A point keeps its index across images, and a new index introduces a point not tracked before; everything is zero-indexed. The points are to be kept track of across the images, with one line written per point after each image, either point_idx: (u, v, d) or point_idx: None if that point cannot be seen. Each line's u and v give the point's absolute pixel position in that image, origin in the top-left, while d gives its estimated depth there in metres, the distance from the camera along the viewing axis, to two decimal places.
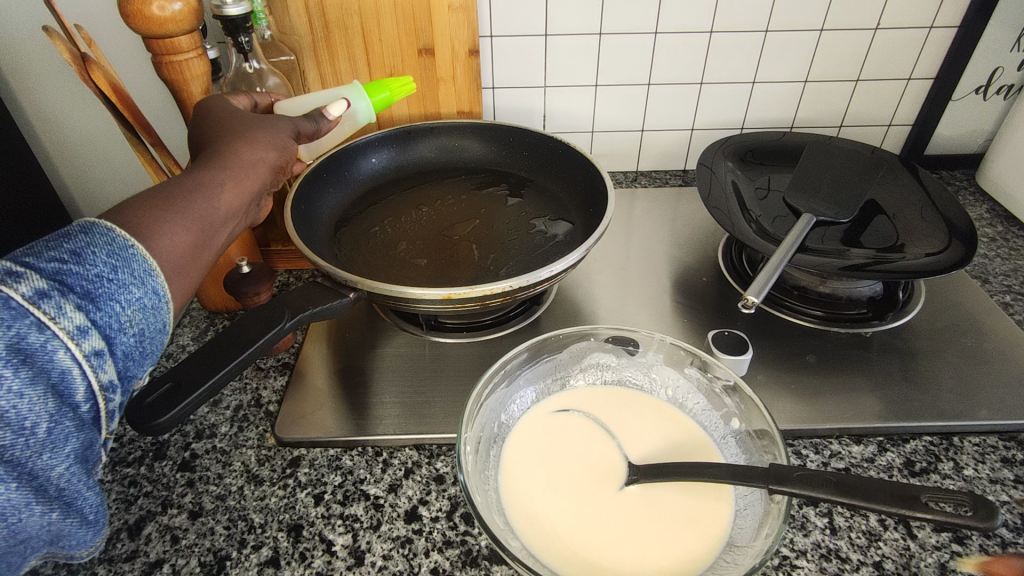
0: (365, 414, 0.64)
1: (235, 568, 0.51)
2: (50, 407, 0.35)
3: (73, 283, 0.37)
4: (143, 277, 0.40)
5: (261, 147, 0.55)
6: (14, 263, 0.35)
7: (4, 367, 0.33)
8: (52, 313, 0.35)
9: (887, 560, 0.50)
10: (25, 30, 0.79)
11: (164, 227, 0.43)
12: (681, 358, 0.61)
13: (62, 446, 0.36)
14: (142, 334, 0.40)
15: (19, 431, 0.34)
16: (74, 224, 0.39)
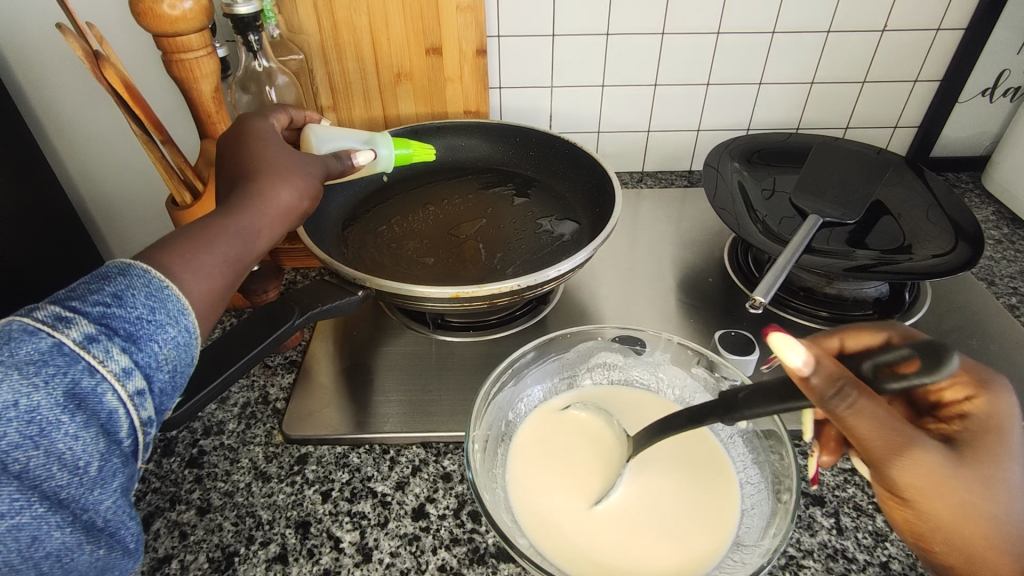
0: (372, 412, 0.64)
1: (244, 564, 0.51)
2: (100, 448, 0.36)
3: (118, 326, 0.37)
4: (179, 317, 0.39)
5: (295, 167, 0.53)
6: (62, 308, 0.36)
7: (61, 413, 0.34)
8: (100, 357, 0.36)
9: (894, 560, 0.50)
10: (36, 26, 0.80)
11: (194, 267, 0.42)
12: (688, 358, 0.61)
13: (110, 481, 0.37)
14: (181, 370, 0.40)
15: (74, 472, 0.35)
16: (111, 265, 0.39)
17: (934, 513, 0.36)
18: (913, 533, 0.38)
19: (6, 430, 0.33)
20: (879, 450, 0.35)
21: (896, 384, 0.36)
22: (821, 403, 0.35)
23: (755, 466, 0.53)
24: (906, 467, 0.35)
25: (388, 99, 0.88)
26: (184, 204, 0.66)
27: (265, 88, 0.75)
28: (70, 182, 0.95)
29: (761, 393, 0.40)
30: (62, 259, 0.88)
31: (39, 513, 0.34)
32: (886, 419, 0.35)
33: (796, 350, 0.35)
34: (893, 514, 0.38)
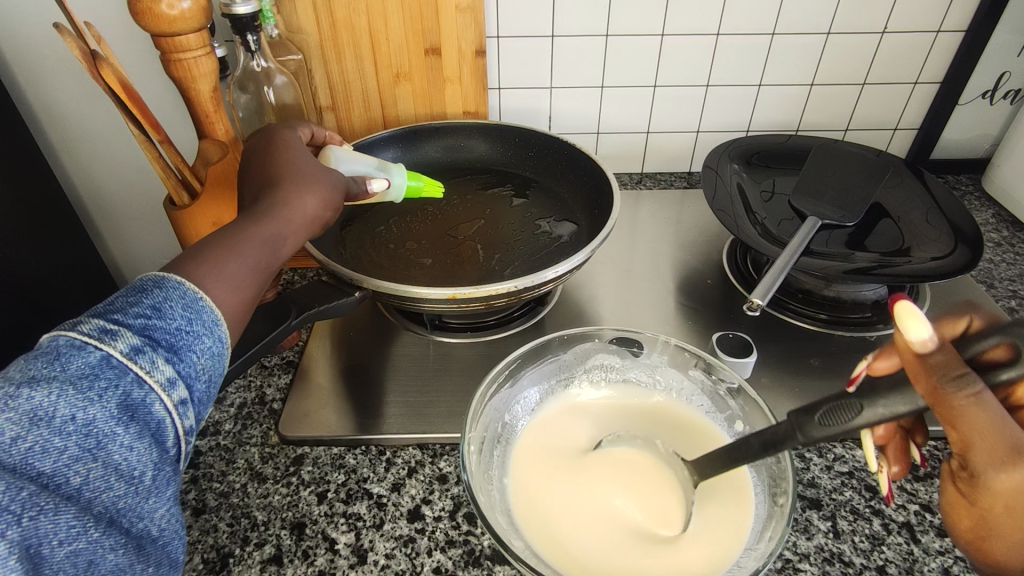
0: (368, 412, 0.64)
1: (238, 565, 0.51)
2: (153, 457, 0.36)
3: (161, 337, 0.37)
4: (213, 327, 0.40)
5: (321, 178, 0.54)
6: (106, 321, 0.36)
7: (116, 424, 0.35)
8: (147, 368, 0.36)
9: (891, 564, 0.50)
10: (35, 26, 0.80)
11: (222, 274, 0.42)
12: (685, 360, 0.61)
13: (163, 490, 0.37)
14: (216, 380, 0.40)
15: (130, 483, 0.35)
16: (146, 277, 0.39)
17: (1020, 535, 0.29)
18: (979, 546, 0.31)
19: (65, 445, 0.33)
20: (981, 455, 0.29)
21: (1004, 375, 0.29)
22: (936, 383, 0.29)
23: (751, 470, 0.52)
24: (1017, 481, 0.28)
25: (387, 100, 0.88)
26: (181, 204, 0.66)
27: (263, 88, 0.75)
28: (68, 180, 0.94)
29: (843, 403, 0.35)
30: (60, 257, 0.88)
31: (94, 537, 0.34)
32: (1006, 421, 0.28)
33: (922, 323, 0.30)
34: (958, 520, 0.31)
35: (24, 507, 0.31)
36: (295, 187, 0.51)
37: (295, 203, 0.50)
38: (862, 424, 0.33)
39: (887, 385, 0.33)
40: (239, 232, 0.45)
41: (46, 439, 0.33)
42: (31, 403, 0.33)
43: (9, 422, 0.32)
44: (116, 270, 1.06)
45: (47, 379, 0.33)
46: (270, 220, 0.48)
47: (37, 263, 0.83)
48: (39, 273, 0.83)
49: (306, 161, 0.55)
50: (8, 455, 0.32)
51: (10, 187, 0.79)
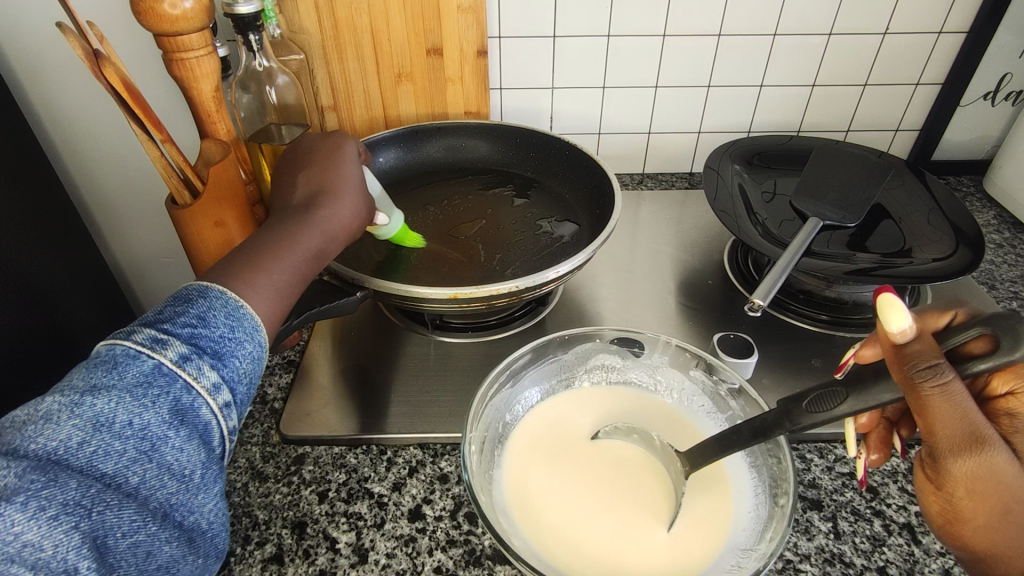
0: (369, 412, 0.64)
1: (239, 564, 0.51)
2: (202, 457, 0.39)
3: (206, 344, 0.40)
4: (253, 333, 0.43)
5: (361, 188, 0.57)
6: (158, 331, 0.40)
7: (169, 428, 0.38)
8: (193, 374, 0.39)
9: (891, 565, 0.50)
10: (37, 25, 0.80)
11: (274, 286, 0.46)
12: (686, 360, 0.61)
13: (211, 486, 0.40)
14: (254, 381, 0.44)
15: (182, 480, 0.39)
16: (191, 288, 0.43)
17: (978, 514, 0.37)
18: (947, 522, 0.39)
19: (124, 448, 0.37)
20: (944, 441, 0.36)
21: (976, 366, 0.34)
22: (907, 373, 0.35)
23: (751, 469, 0.53)
24: (970, 465, 0.35)
25: (388, 99, 0.88)
26: (183, 204, 0.66)
27: (265, 88, 0.75)
28: (69, 179, 0.94)
29: (830, 391, 0.39)
30: (62, 256, 0.88)
31: (152, 531, 0.37)
32: (967, 412, 0.35)
33: (904, 315, 0.35)
34: (930, 505, 0.39)
35: (93, 502, 0.35)
36: (341, 197, 0.54)
37: (342, 215, 0.54)
38: (846, 411, 0.37)
39: (871, 376, 0.37)
40: (287, 240, 0.49)
41: (107, 443, 0.36)
42: (94, 410, 0.36)
43: (76, 428, 0.35)
44: (118, 269, 1.06)
45: (107, 388, 0.37)
46: (318, 230, 0.52)
47: (39, 261, 0.83)
48: (42, 271, 0.83)
49: (356, 169, 0.58)
50: (76, 458, 0.35)
51: (12, 185, 0.79)
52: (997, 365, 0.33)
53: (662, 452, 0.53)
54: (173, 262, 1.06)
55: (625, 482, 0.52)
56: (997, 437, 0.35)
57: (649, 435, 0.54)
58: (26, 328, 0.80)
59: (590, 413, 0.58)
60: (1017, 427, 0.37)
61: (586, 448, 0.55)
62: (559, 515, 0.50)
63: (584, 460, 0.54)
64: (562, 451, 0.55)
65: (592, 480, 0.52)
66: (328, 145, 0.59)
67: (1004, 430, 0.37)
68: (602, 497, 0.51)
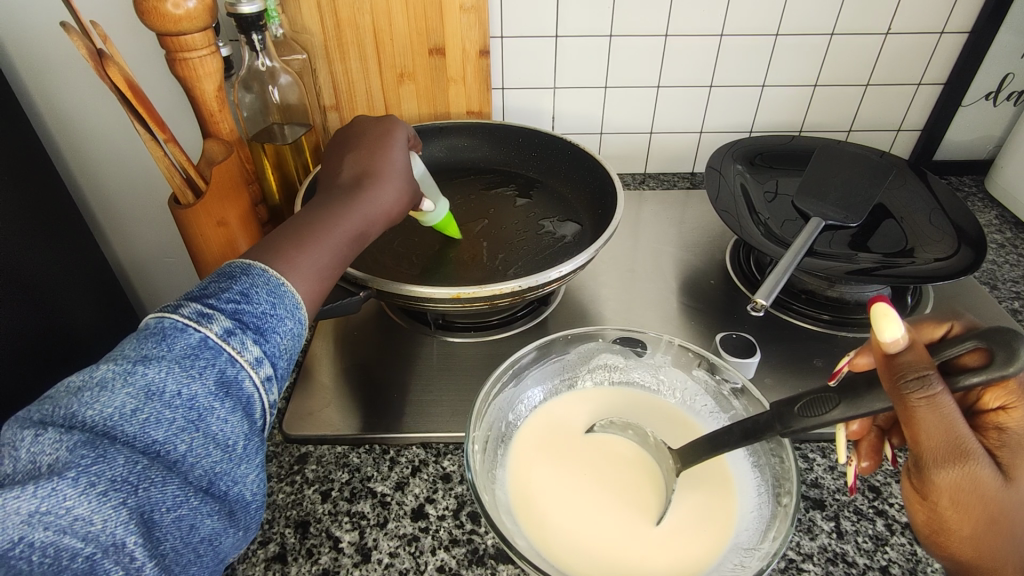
0: (371, 412, 0.64)
1: (242, 563, 0.51)
2: (244, 429, 0.40)
3: (249, 319, 0.41)
4: (294, 310, 0.43)
5: (404, 179, 0.58)
6: (202, 305, 0.40)
7: (214, 400, 0.39)
8: (237, 348, 0.40)
9: (894, 565, 0.50)
10: (40, 24, 0.80)
11: (314, 268, 0.46)
12: (689, 360, 0.61)
13: (254, 458, 0.41)
14: (295, 357, 0.44)
15: (225, 451, 0.39)
16: (233, 265, 0.43)
17: (961, 524, 0.37)
18: (932, 531, 0.39)
19: (174, 416, 0.37)
20: (928, 454, 0.36)
21: (968, 380, 0.34)
22: (896, 383, 0.34)
23: (752, 469, 0.53)
24: (954, 475, 0.36)
25: (391, 99, 0.88)
26: (186, 203, 0.66)
27: (267, 88, 0.75)
28: (72, 178, 0.94)
29: (822, 397, 0.39)
30: (64, 256, 0.88)
31: (194, 504, 0.38)
32: (952, 424, 0.35)
33: (896, 324, 0.35)
34: (915, 514, 0.40)
35: (139, 477, 0.36)
36: (384, 185, 0.55)
37: (384, 197, 0.54)
38: (838, 418, 0.37)
39: (864, 384, 0.37)
40: (331, 224, 0.50)
41: (158, 412, 0.37)
42: (145, 379, 0.37)
43: (129, 397, 0.36)
44: (119, 269, 1.06)
45: (158, 358, 0.38)
46: (361, 212, 0.52)
47: (42, 260, 0.83)
48: (45, 270, 0.83)
49: (401, 160, 0.59)
50: (128, 427, 0.36)
51: (15, 184, 0.79)
52: (989, 378, 0.33)
53: (656, 449, 0.54)
54: (174, 261, 1.06)
55: (619, 478, 0.52)
56: (980, 450, 0.36)
57: (642, 429, 0.55)
58: (28, 328, 0.80)
59: (585, 410, 0.59)
60: (1003, 441, 0.38)
61: (581, 445, 0.55)
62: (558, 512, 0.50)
63: (582, 455, 0.54)
64: (559, 448, 0.55)
65: (588, 478, 0.52)
66: (377, 132, 0.60)
67: (990, 444, 0.38)
68: (599, 493, 0.51)
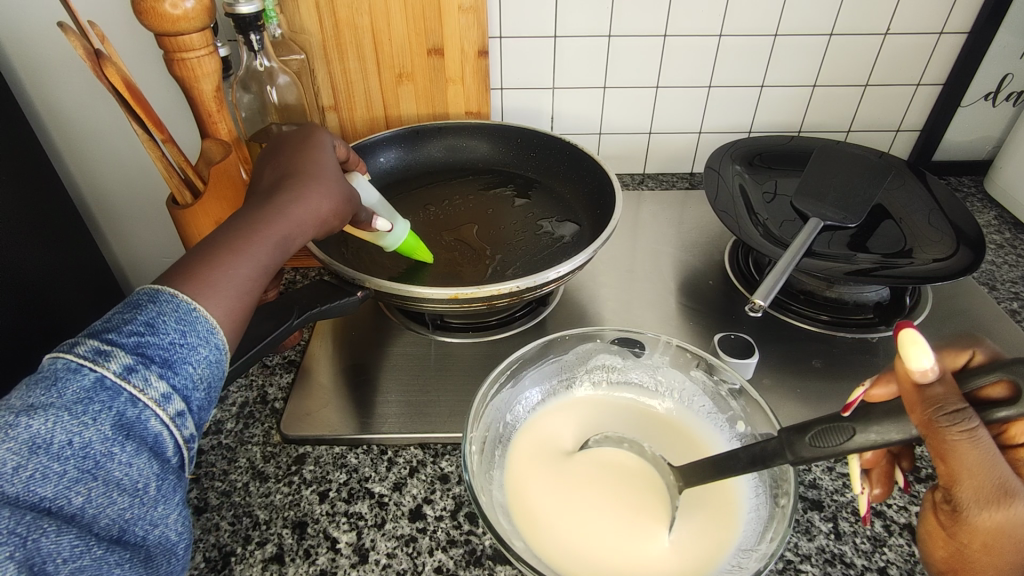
0: (368, 412, 0.64)
1: (240, 564, 0.51)
2: (155, 470, 0.38)
3: (154, 353, 0.39)
4: (209, 337, 0.41)
5: (335, 182, 0.56)
6: (101, 341, 0.38)
7: (113, 444, 0.37)
8: (140, 386, 0.38)
9: (892, 565, 0.50)
10: (40, 27, 0.80)
11: (233, 283, 0.44)
12: (686, 360, 0.61)
13: (171, 497, 0.39)
14: (214, 386, 0.42)
15: (134, 495, 0.37)
16: (140, 292, 0.41)
17: (989, 567, 0.34)
18: (952, 567, 0.36)
19: (64, 468, 0.35)
20: (968, 492, 0.33)
21: (1000, 414, 0.32)
22: (931, 415, 0.32)
23: None
24: (995, 519, 0.33)
25: (389, 99, 0.88)
26: (184, 204, 0.66)
27: (266, 88, 0.75)
28: (71, 179, 0.95)
29: (834, 426, 0.36)
30: (63, 256, 0.88)
31: (99, 554, 0.36)
32: (996, 463, 0.32)
33: (924, 353, 0.33)
34: (936, 549, 0.36)
35: (29, 530, 0.33)
36: (315, 189, 0.54)
37: (311, 205, 0.52)
38: (851, 448, 0.35)
39: (880, 412, 0.34)
40: (258, 232, 0.48)
41: (45, 465, 0.35)
42: (29, 431, 0.35)
43: (10, 452, 0.34)
44: (118, 269, 1.06)
45: (44, 407, 0.35)
46: (284, 221, 0.50)
47: (41, 260, 0.83)
48: (42, 271, 0.83)
49: (331, 164, 0.58)
50: (11, 484, 0.34)
51: (13, 185, 0.79)
52: (1020, 412, 0.31)
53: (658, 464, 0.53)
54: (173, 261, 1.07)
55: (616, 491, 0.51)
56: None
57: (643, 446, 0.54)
58: (28, 328, 0.80)
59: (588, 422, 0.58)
60: None
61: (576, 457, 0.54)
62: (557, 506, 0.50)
63: (585, 469, 0.53)
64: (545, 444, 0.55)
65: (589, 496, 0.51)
66: (298, 139, 0.59)
67: None
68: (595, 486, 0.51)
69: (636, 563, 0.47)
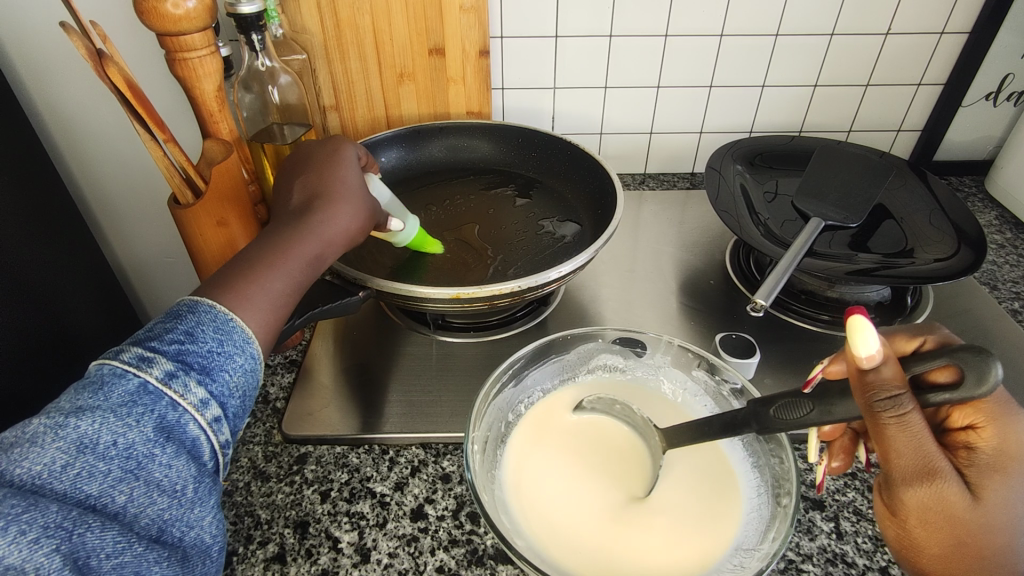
0: (369, 413, 0.64)
1: (242, 563, 0.51)
2: (193, 472, 0.38)
3: (193, 360, 0.39)
4: (244, 345, 0.42)
5: (361, 198, 0.56)
6: (144, 348, 0.38)
7: (155, 446, 0.37)
8: (180, 391, 0.38)
9: (893, 565, 0.50)
10: (41, 26, 0.80)
11: (267, 298, 0.44)
12: (688, 360, 0.61)
13: (207, 500, 0.39)
14: (249, 395, 0.42)
15: (173, 496, 0.37)
16: (181, 303, 0.41)
17: (930, 543, 0.37)
18: (903, 547, 0.39)
19: (109, 468, 0.35)
20: (897, 471, 0.36)
21: (937, 397, 0.34)
22: (868, 399, 0.34)
23: (752, 469, 0.53)
24: (921, 494, 0.36)
25: (390, 99, 0.88)
26: (185, 203, 0.66)
27: (267, 88, 0.75)
28: (71, 179, 0.95)
29: (794, 402, 0.39)
30: (65, 256, 0.88)
31: (138, 551, 0.36)
32: (922, 444, 0.35)
33: (871, 338, 0.34)
34: (886, 529, 0.40)
35: (74, 524, 0.34)
36: (341, 205, 0.53)
37: (337, 222, 0.52)
38: (811, 420, 0.38)
39: (838, 391, 0.37)
40: (286, 249, 0.48)
41: (91, 465, 0.35)
42: (77, 432, 0.35)
43: (60, 451, 0.34)
44: (119, 269, 1.06)
45: (91, 409, 0.36)
46: (312, 238, 0.50)
47: (44, 261, 0.83)
48: (45, 269, 0.83)
49: (357, 177, 0.57)
50: (59, 482, 0.34)
51: (14, 185, 0.78)
52: (959, 397, 0.33)
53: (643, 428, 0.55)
54: (175, 261, 1.07)
55: (607, 455, 0.54)
56: (950, 470, 0.36)
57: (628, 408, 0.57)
58: (30, 327, 0.79)
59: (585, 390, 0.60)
60: (972, 462, 0.38)
61: (571, 424, 0.57)
62: (543, 490, 0.51)
63: (580, 436, 0.56)
64: (547, 430, 0.56)
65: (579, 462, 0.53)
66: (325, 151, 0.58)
67: (960, 463, 0.38)
68: (590, 476, 0.52)
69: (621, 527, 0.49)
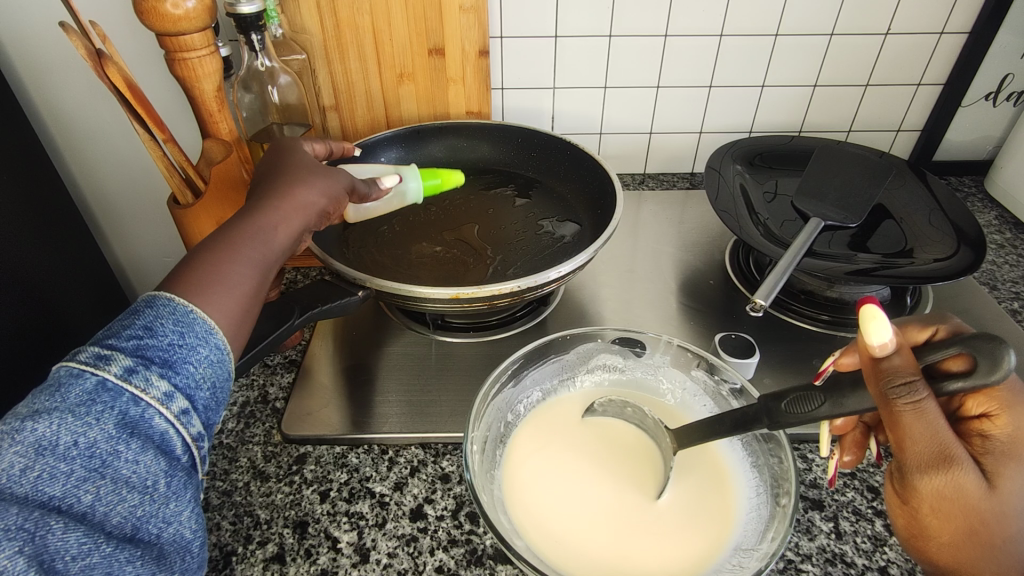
0: (368, 412, 0.64)
1: (241, 563, 0.51)
2: (162, 467, 0.38)
3: (154, 354, 0.39)
4: (208, 336, 0.41)
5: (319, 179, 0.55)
6: (101, 346, 0.38)
7: (118, 442, 0.37)
8: (142, 386, 0.38)
9: (893, 565, 0.50)
10: (42, 27, 0.80)
11: (228, 283, 0.43)
12: (687, 360, 0.61)
13: (182, 494, 0.39)
14: (218, 386, 0.42)
15: (144, 493, 0.37)
16: (139, 299, 0.41)
17: (943, 531, 0.37)
18: (913, 535, 0.40)
19: (70, 468, 0.35)
20: (912, 460, 0.36)
21: (952, 385, 0.34)
22: (882, 388, 0.35)
23: (751, 469, 0.53)
24: (937, 482, 0.36)
25: (390, 99, 0.88)
26: (185, 203, 0.66)
27: (267, 88, 0.75)
28: (71, 180, 0.95)
29: (807, 394, 0.39)
30: (65, 257, 0.88)
31: (109, 551, 0.35)
32: (937, 431, 0.35)
33: (884, 327, 0.34)
34: (897, 519, 0.40)
35: (37, 526, 0.33)
36: (298, 189, 0.53)
37: (297, 206, 0.51)
38: (822, 414, 0.38)
39: (848, 384, 0.37)
40: (244, 235, 0.47)
41: (52, 466, 0.35)
42: (35, 434, 0.35)
43: (17, 455, 0.34)
44: (119, 268, 1.06)
45: (48, 411, 0.35)
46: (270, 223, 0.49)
47: (44, 262, 0.83)
48: (45, 270, 0.83)
49: (314, 164, 0.57)
50: (19, 485, 0.34)
51: (14, 186, 0.79)
52: (973, 385, 0.33)
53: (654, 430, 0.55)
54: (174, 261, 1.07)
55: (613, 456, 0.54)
56: (967, 457, 0.36)
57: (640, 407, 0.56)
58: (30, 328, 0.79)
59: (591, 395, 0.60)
60: (988, 449, 0.37)
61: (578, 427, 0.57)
62: (546, 492, 0.51)
63: (586, 439, 0.56)
64: (553, 432, 0.56)
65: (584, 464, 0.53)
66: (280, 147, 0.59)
67: (975, 451, 0.38)
68: (595, 478, 0.52)
69: (624, 531, 0.49)
